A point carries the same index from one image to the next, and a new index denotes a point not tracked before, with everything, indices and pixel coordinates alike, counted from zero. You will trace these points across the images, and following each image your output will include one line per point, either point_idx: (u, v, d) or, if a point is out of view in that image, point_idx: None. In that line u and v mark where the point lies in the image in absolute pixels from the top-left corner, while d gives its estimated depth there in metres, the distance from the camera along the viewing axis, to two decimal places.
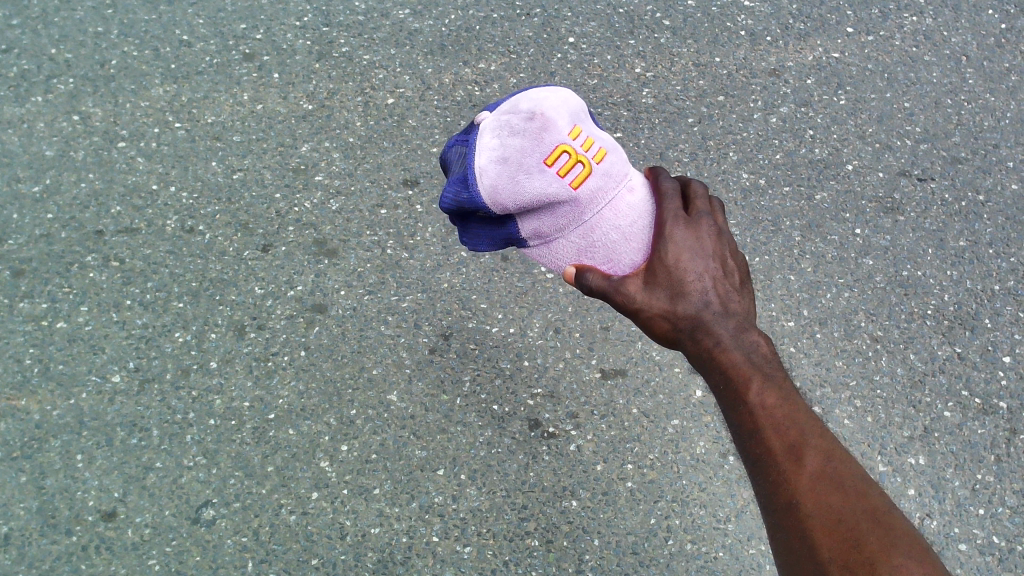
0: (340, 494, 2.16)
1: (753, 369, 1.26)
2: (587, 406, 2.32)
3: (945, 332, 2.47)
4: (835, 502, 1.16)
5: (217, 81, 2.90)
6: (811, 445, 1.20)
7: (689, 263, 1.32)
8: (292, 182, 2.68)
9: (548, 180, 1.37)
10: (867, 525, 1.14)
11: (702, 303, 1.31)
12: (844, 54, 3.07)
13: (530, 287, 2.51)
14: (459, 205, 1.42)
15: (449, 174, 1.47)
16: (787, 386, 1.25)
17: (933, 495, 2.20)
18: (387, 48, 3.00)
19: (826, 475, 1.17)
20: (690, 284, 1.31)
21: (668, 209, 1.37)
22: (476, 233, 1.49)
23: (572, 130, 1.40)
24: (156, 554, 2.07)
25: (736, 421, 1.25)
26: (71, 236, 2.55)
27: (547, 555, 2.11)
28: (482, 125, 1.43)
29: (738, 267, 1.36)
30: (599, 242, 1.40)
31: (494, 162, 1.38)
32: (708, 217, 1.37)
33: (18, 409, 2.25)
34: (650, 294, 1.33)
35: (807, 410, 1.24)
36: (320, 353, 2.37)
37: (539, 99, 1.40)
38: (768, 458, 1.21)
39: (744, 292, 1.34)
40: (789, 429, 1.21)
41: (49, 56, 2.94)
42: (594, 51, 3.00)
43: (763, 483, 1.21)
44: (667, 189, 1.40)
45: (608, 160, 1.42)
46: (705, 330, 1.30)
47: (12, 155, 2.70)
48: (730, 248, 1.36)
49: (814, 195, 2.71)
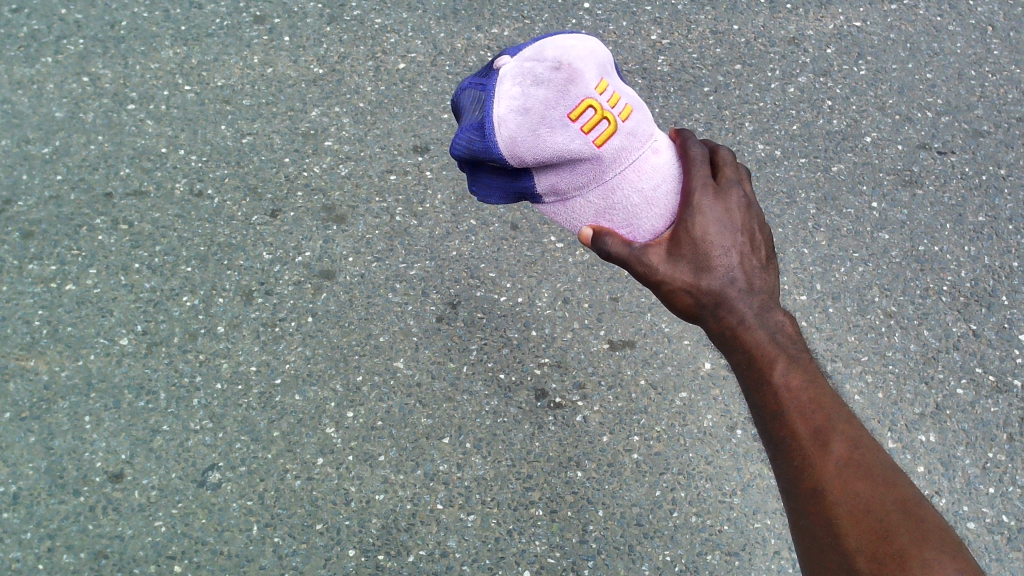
0: (345, 461, 2.16)
1: (777, 350, 1.24)
2: (594, 377, 2.31)
3: (960, 309, 2.43)
4: (862, 490, 1.13)
5: (227, 44, 2.87)
6: (837, 431, 1.17)
7: (716, 237, 1.29)
8: (302, 147, 2.66)
9: (572, 136, 1.33)
10: (896, 516, 1.10)
11: (727, 279, 1.27)
12: (866, 23, 2.99)
13: (539, 256, 2.49)
14: (472, 155, 1.37)
15: (459, 120, 1.41)
16: (812, 368, 1.23)
17: (943, 473, 2.17)
18: (400, 12, 2.95)
19: (853, 462, 1.15)
20: (717, 258, 1.28)
21: (697, 176, 1.35)
22: (487, 184, 1.44)
23: (598, 84, 1.36)
24: (162, 516, 2.08)
25: (759, 402, 1.22)
26: (80, 198, 2.54)
27: (551, 525, 2.10)
28: (501, 70, 1.37)
29: (765, 242, 1.32)
30: (619, 204, 1.37)
31: (514, 111, 1.33)
32: (736, 188, 1.34)
33: (26, 369, 2.26)
34: (674, 266, 1.31)
35: (834, 396, 1.22)
36: (327, 319, 2.36)
37: (564, 47, 1.35)
38: (792, 441, 1.19)
39: (770, 269, 1.31)
40: (814, 413, 1.19)
41: (58, 16, 2.91)
42: (609, 17, 2.95)
43: (786, 467, 1.19)
44: (696, 155, 1.38)
45: (632, 119, 1.39)
46: (728, 307, 1.27)
47: (22, 116, 2.69)
48: (757, 222, 1.33)
49: (830, 167, 2.66)
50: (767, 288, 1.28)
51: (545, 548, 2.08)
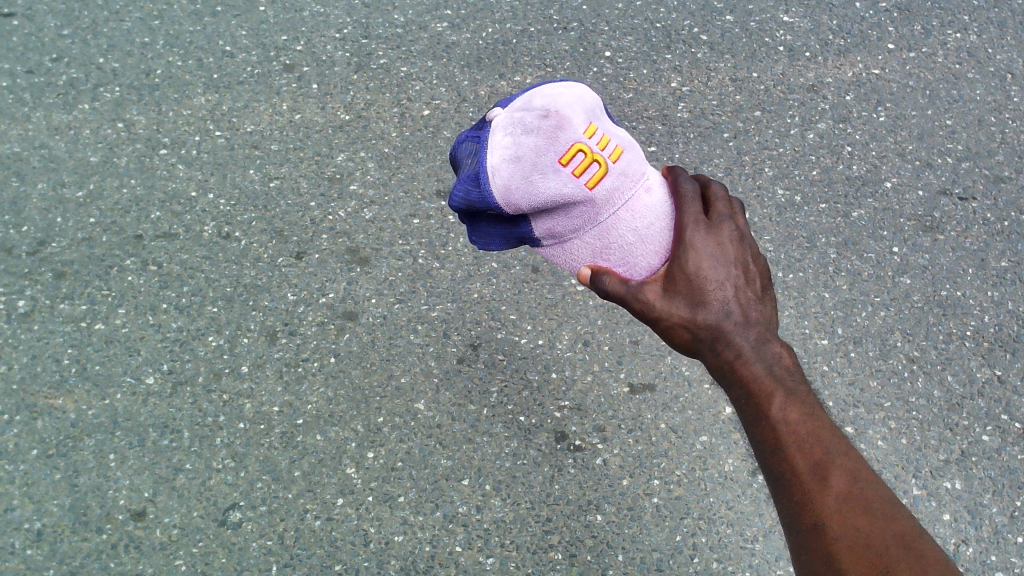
0: (364, 502, 2.17)
1: (775, 384, 1.24)
2: (614, 420, 2.31)
3: (984, 354, 2.41)
4: (863, 525, 1.15)
5: (257, 91, 2.95)
6: (836, 465, 1.19)
7: (710, 271, 1.28)
8: (327, 191, 2.71)
9: (563, 181, 1.33)
10: (897, 550, 1.13)
11: (722, 312, 1.26)
12: (884, 71, 3.02)
13: (560, 299, 2.50)
14: (469, 205, 1.39)
15: (457, 172, 1.44)
16: (810, 400, 1.24)
17: (969, 521, 2.13)
18: (425, 61, 3.03)
19: (854, 496, 1.17)
20: (711, 293, 1.27)
21: (688, 213, 1.33)
22: (487, 231, 1.45)
23: (588, 128, 1.36)
24: (182, 555, 2.09)
25: (758, 436, 1.23)
26: (112, 240, 2.60)
27: (570, 569, 2.09)
28: (494, 122, 1.40)
29: (760, 273, 1.31)
30: (615, 244, 1.37)
31: (506, 161, 1.35)
32: (728, 222, 1.33)
33: (54, 408, 2.30)
34: (670, 302, 1.29)
35: (832, 428, 1.23)
36: (349, 360, 2.39)
37: (553, 94, 1.35)
38: (791, 476, 1.20)
39: (766, 300, 1.30)
40: (813, 446, 1.20)
41: (96, 65, 3.01)
42: (630, 66, 3.00)
43: (787, 502, 1.20)
44: (686, 191, 1.36)
45: (624, 159, 1.38)
46: (725, 341, 1.26)
47: (59, 160, 2.77)
48: (751, 254, 1.32)
49: (851, 213, 2.67)
50: (763, 320, 1.28)
51: None
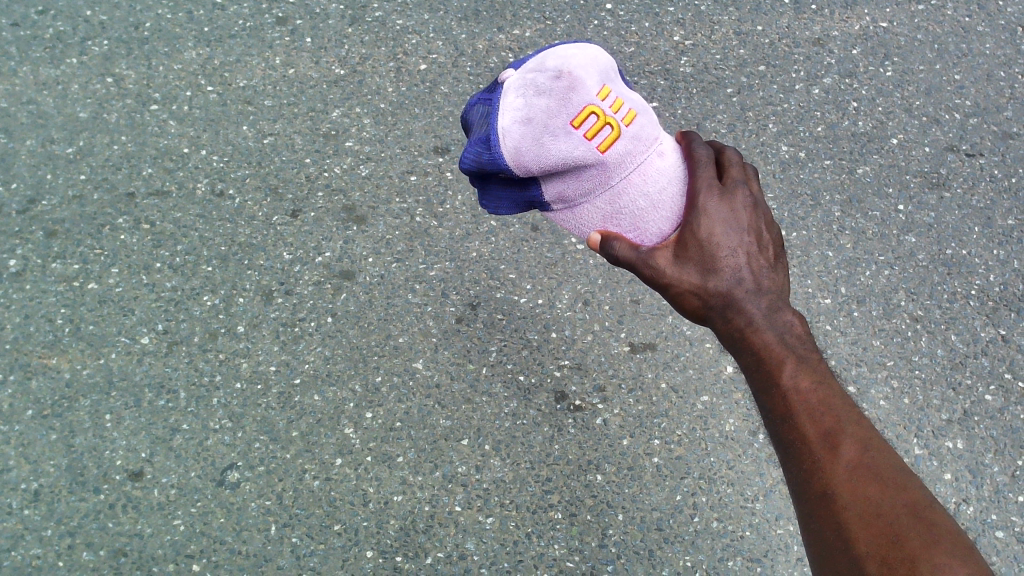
0: (363, 461, 2.15)
1: (786, 351, 1.21)
2: (614, 379, 2.29)
3: (989, 314, 2.39)
4: (872, 494, 1.12)
5: (250, 45, 2.87)
6: (846, 433, 1.16)
7: (723, 238, 1.25)
8: (323, 147, 2.66)
9: (574, 144, 1.29)
10: (907, 520, 1.09)
11: (734, 279, 1.24)
12: (892, 24, 2.95)
13: (560, 257, 2.47)
14: (480, 168, 1.34)
15: (469, 135, 1.39)
16: (821, 368, 1.21)
17: (971, 481, 2.13)
18: (421, 13, 2.95)
19: (864, 465, 1.14)
20: (723, 260, 1.25)
21: (702, 177, 1.30)
22: (497, 195, 1.41)
23: (601, 90, 1.32)
24: (181, 515, 2.08)
25: (767, 404, 1.20)
26: (103, 198, 2.55)
27: (570, 528, 2.08)
28: (506, 83, 1.35)
29: (773, 242, 1.28)
30: (625, 209, 1.33)
31: (517, 122, 1.30)
32: (743, 188, 1.29)
33: (48, 367, 2.27)
34: (681, 268, 1.27)
35: (844, 397, 1.20)
36: (346, 320, 2.36)
37: (566, 55, 1.32)
38: (801, 445, 1.17)
39: (779, 268, 1.27)
40: (824, 415, 1.17)
41: (83, 18, 2.93)
42: (632, 18, 2.93)
43: (796, 471, 1.17)
44: (700, 156, 1.32)
45: (637, 123, 1.34)
46: (737, 308, 1.23)
47: (47, 116, 2.70)
48: (764, 221, 1.29)
49: (856, 169, 2.63)
50: (776, 287, 1.25)
51: (564, 551, 2.06)
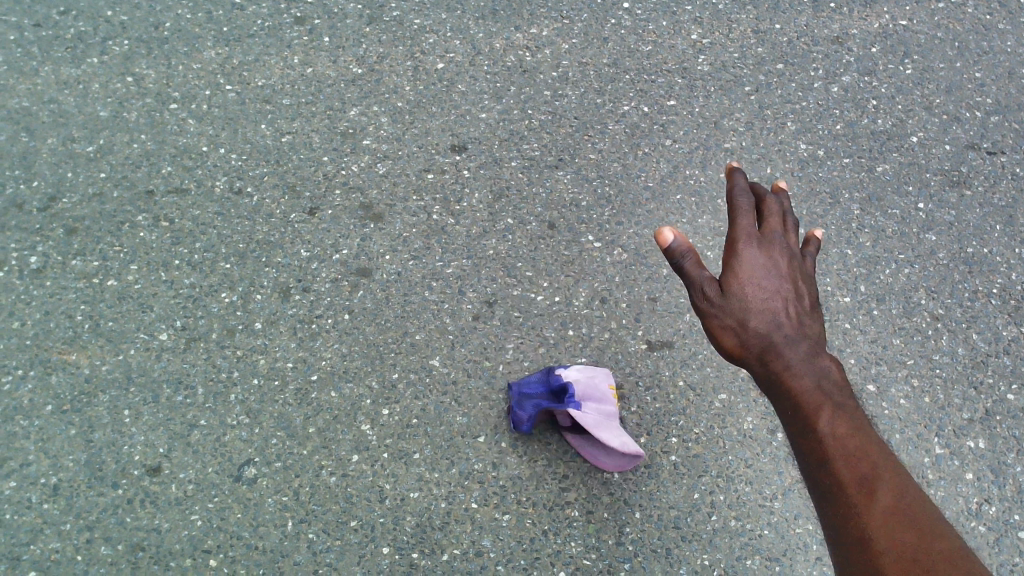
0: (380, 458, 2.15)
1: (823, 397, 1.19)
2: (631, 377, 2.28)
3: (1010, 313, 2.37)
4: (910, 540, 1.04)
5: (268, 44, 2.89)
6: (884, 479, 1.09)
7: (765, 284, 1.32)
8: (340, 146, 2.67)
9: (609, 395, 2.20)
10: (946, 568, 1.01)
11: (774, 324, 1.28)
12: (912, 22, 2.93)
13: (577, 255, 2.47)
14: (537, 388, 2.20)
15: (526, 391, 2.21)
16: (858, 414, 1.17)
17: (993, 480, 2.11)
18: (439, 12, 2.96)
19: (902, 510, 1.07)
20: (764, 305, 1.30)
21: (744, 226, 1.38)
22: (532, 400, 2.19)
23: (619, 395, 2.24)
24: (198, 510, 2.08)
25: (804, 449, 1.16)
26: (123, 195, 2.56)
27: (587, 526, 2.07)
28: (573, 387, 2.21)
29: (808, 292, 1.34)
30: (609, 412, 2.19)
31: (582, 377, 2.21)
32: (780, 240, 1.39)
33: (67, 363, 2.28)
34: (724, 308, 1.32)
35: (882, 443, 1.14)
36: (364, 317, 2.36)
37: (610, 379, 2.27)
38: (836, 491, 1.11)
39: (815, 318, 1.32)
40: (861, 459, 1.11)
41: (104, 17, 2.95)
42: (649, 17, 2.94)
43: (833, 519, 1.10)
44: (743, 205, 1.41)
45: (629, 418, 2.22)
46: (775, 352, 1.25)
47: (67, 115, 2.72)
48: (800, 273, 1.37)
49: (875, 167, 2.61)
50: (813, 335, 1.28)
51: (581, 549, 2.05)
